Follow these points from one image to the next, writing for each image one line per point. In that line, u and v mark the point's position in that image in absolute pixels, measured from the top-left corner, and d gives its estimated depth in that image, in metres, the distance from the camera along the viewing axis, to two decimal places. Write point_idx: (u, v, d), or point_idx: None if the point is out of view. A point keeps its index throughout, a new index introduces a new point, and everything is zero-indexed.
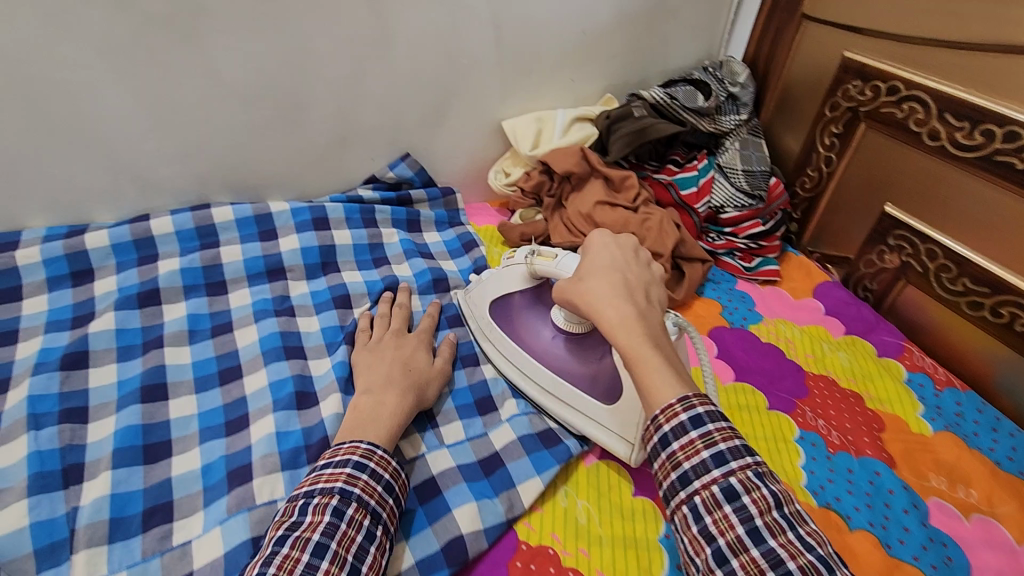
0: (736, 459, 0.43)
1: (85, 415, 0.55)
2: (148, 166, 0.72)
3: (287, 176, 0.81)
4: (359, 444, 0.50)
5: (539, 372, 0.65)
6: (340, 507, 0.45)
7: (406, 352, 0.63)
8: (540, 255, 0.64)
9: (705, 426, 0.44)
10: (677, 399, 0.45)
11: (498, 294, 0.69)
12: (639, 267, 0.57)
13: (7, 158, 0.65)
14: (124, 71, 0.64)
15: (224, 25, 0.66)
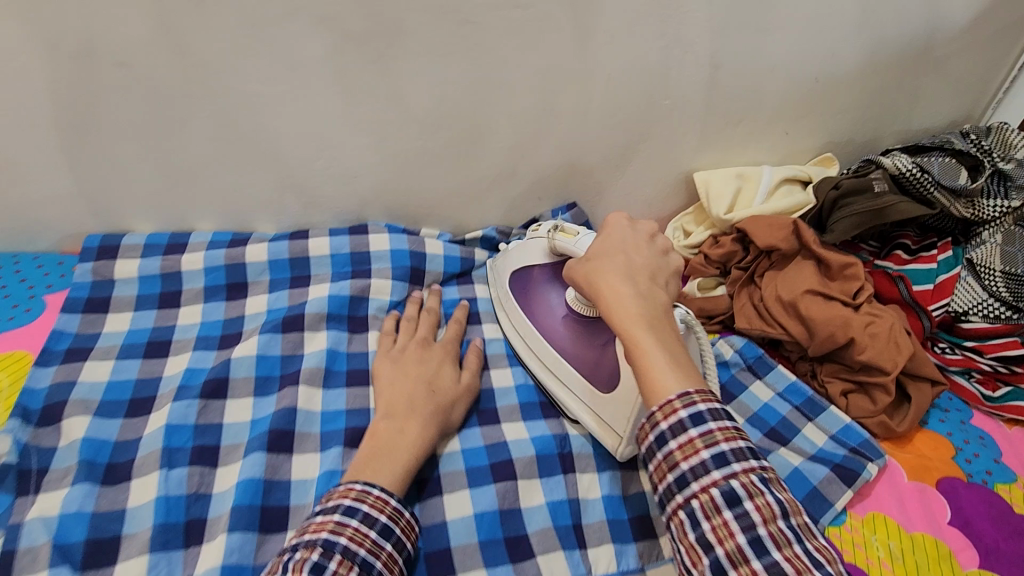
0: (739, 460, 0.39)
1: (216, 457, 0.53)
2: (316, 184, 0.68)
3: (449, 207, 0.74)
4: (354, 485, 0.46)
5: (546, 352, 0.61)
6: (320, 561, 0.40)
7: (433, 372, 0.58)
8: (562, 232, 0.60)
9: (705, 424, 0.41)
10: (678, 395, 0.42)
11: (519, 266, 0.65)
12: (653, 252, 0.51)
13: (187, 162, 0.64)
14: (309, 89, 0.60)
15: (418, 47, 0.59)
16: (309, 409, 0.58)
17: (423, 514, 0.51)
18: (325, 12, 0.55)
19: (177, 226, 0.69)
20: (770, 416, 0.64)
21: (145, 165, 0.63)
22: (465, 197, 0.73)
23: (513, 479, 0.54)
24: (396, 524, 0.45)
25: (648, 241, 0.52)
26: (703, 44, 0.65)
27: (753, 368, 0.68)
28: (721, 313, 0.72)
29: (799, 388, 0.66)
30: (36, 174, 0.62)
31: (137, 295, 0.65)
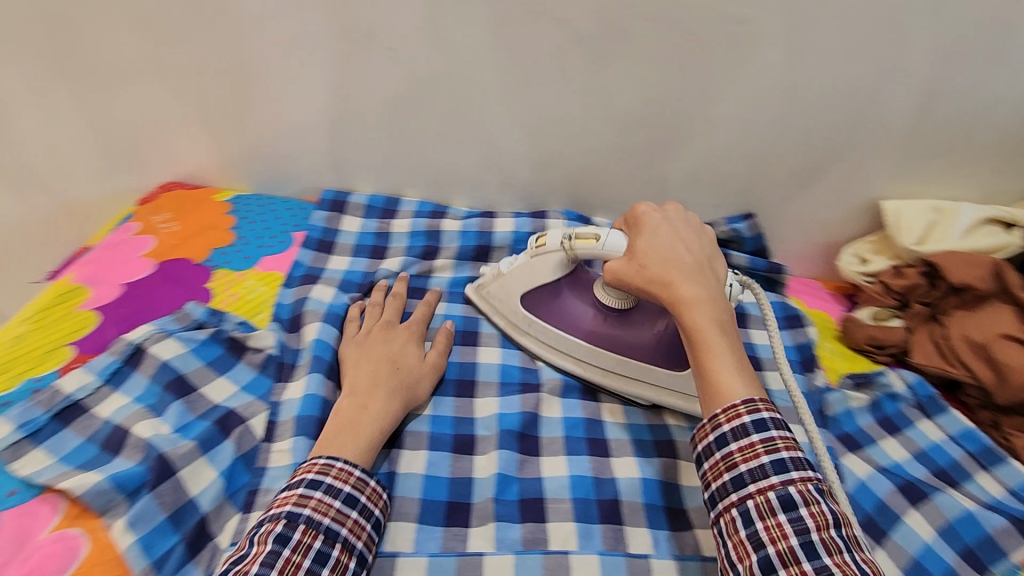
0: (796, 469, 0.44)
1: None
2: (515, 167, 0.76)
3: (626, 203, 0.79)
4: (318, 458, 0.48)
5: (601, 358, 0.61)
6: (285, 531, 0.43)
7: (394, 350, 0.60)
8: (578, 238, 0.59)
9: (767, 431, 0.45)
10: (742, 400, 0.47)
11: (527, 285, 0.64)
12: (702, 241, 0.57)
13: (413, 138, 0.74)
14: (531, 83, 0.68)
15: (637, 52, 0.64)
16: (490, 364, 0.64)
17: (595, 469, 0.54)
18: (564, 17, 0.62)
19: (390, 191, 0.81)
20: (938, 455, 0.62)
21: (379, 138, 0.74)
22: (643, 195, 0.78)
23: (676, 459, 0.56)
24: (362, 492, 0.48)
25: (684, 224, 0.58)
26: (921, 70, 0.64)
27: (923, 406, 0.66)
28: (894, 345, 0.70)
29: (975, 434, 0.63)
30: (295, 137, 0.75)
31: (355, 244, 0.77)
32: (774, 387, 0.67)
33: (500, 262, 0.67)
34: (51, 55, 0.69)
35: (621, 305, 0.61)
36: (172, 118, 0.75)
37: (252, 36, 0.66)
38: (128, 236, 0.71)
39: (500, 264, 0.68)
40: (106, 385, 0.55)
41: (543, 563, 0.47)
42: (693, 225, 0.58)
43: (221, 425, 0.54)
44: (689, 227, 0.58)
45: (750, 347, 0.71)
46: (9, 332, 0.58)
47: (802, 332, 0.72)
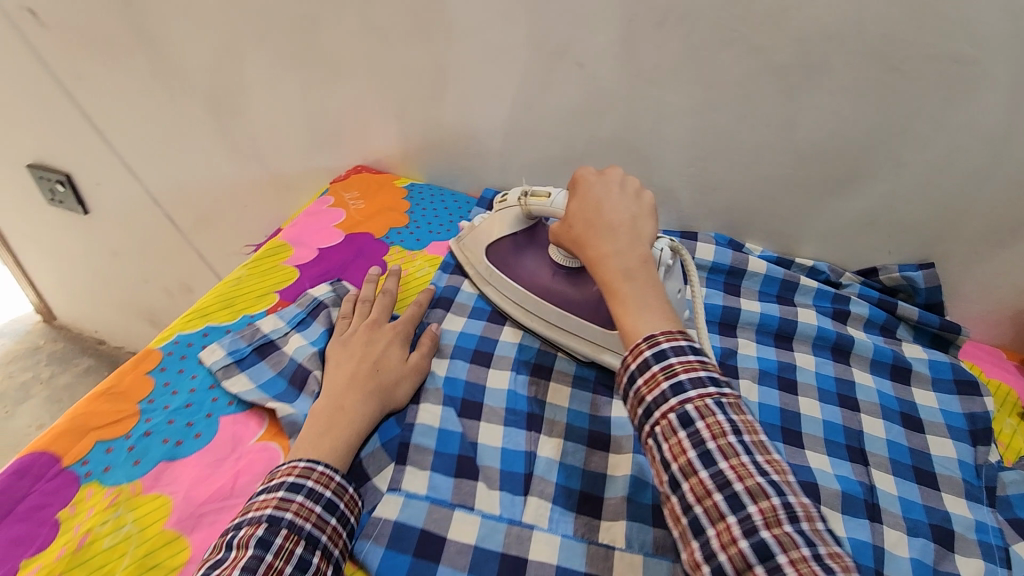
0: (694, 388, 0.43)
1: (549, 375, 0.62)
2: (675, 188, 0.77)
3: (785, 236, 0.77)
4: (298, 462, 0.47)
5: (545, 311, 0.64)
6: (267, 536, 0.42)
7: (378, 352, 0.57)
8: (533, 196, 0.64)
9: (682, 389, 0.43)
10: (656, 358, 0.44)
11: (489, 237, 0.68)
12: (630, 201, 0.56)
13: (581, 149, 0.78)
14: (712, 106, 0.69)
15: (832, 85, 0.63)
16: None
17: None
18: (761, 45, 0.63)
19: None
20: None
21: (549, 145, 0.79)
22: (806, 231, 0.76)
23: (818, 501, 0.54)
24: (341, 499, 0.46)
25: (622, 188, 0.57)
26: None
27: None
28: None
29: None
30: (473, 137, 0.82)
31: None
32: (937, 453, 0.61)
33: (478, 216, 0.72)
34: (288, 48, 0.82)
35: (576, 265, 0.65)
36: (371, 109, 0.85)
37: (456, 43, 0.74)
38: (326, 208, 0.81)
39: (474, 219, 0.73)
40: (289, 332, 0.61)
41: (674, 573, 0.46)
42: (634, 188, 0.57)
43: None
44: (625, 192, 0.56)
45: (912, 405, 0.65)
46: (232, 274, 0.69)
47: (977, 401, 0.65)
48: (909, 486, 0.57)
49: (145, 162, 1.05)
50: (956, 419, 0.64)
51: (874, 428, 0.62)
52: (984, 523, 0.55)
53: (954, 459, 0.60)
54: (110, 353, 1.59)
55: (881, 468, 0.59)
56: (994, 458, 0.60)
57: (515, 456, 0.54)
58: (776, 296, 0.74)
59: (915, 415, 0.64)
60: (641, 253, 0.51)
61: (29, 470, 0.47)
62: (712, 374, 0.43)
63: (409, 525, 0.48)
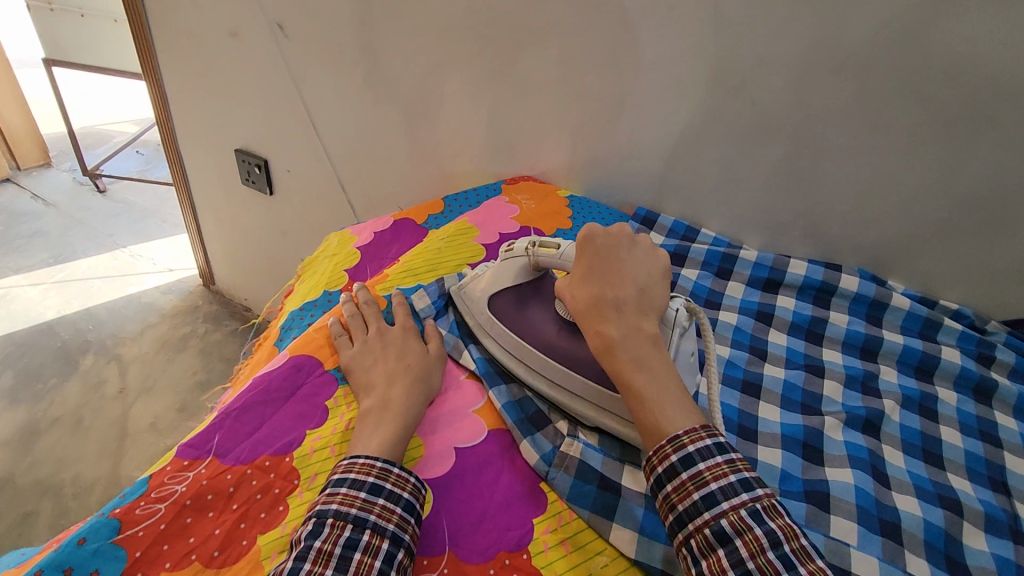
0: (727, 499, 0.45)
1: (758, 393, 0.69)
2: (824, 221, 0.84)
3: (931, 279, 0.81)
4: (343, 460, 0.50)
5: (566, 379, 0.62)
6: (314, 528, 0.44)
7: (400, 348, 0.61)
8: (541, 247, 0.65)
9: (718, 506, 0.45)
10: (668, 439, 0.48)
11: (496, 290, 0.67)
12: (630, 263, 0.60)
13: (738, 177, 0.86)
14: (874, 150, 0.76)
15: (1001, 140, 0.69)
16: (774, 376, 0.71)
17: (876, 490, 0.58)
18: (934, 98, 0.70)
19: (694, 219, 0.93)
20: None
21: (707, 171, 0.88)
22: (954, 275, 0.79)
23: (960, 517, 0.58)
24: (387, 480, 0.48)
25: (628, 244, 0.61)
26: None
27: None
28: None
29: None
30: (635, 157, 0.93)
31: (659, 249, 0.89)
32: None
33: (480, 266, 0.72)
34: (487, 70, 0.98)
35: None
36: (548, 126, 0.98)
37: (639, 76, 0.86)
38: (502, 203, 0.94)
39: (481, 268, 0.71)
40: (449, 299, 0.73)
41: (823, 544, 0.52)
42: (630, 236, 0.62)
43: None
44: (625, 249, 0.61)
45: None
46: (432, 243, 0.82)
47: None
48: None
49: (340, 154, 1.24)
50: None
51: (1018, 465, 0.64)
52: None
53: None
54: (254, 320, 1.80)
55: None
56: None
57: None
58: (919, 332, 0.77)
59: None
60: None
61: (303, 367, 0.60)
62: (743, 477, 0.46)
63: (591, 464, 0.56)
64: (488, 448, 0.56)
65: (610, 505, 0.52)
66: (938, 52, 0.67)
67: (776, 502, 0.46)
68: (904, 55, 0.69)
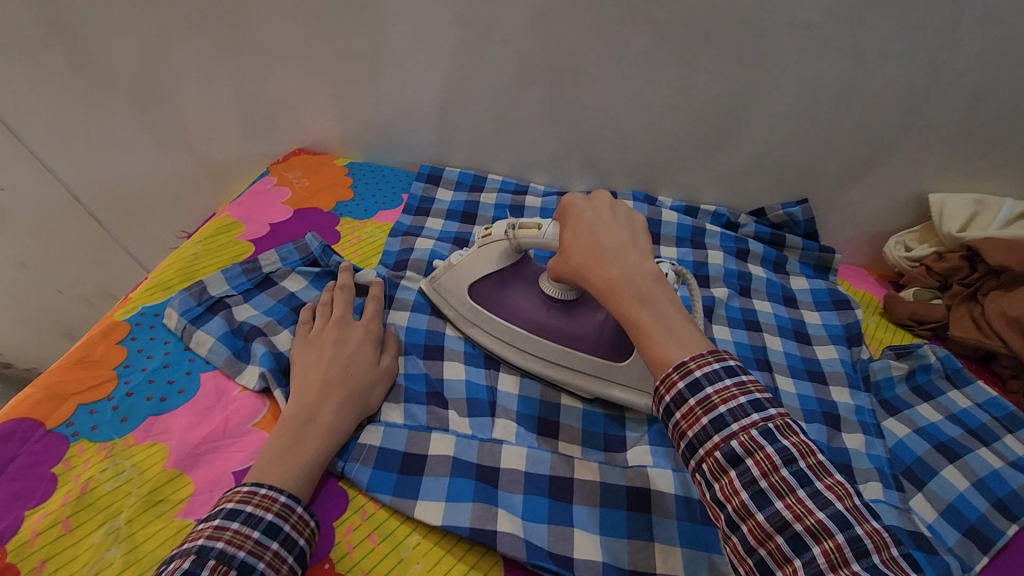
0: (711, 384, 0.43)
1: None
2: (594, 147, 0.87)
3: (691, 184, 0.89)
4: (241, 487, 0.44)
5: (544, 349, 0.63)
6: (194, 568, 0.38)
7: (349, 355, 0.57)
8: (522, 229, 0.61)
9: (702, 392, 0.43)
10: (674, 366, 0.44)
11: (472, 276, 0.65)
12: (621, 225, 0.55)
13: (510, 119, 0.86)
14: (620, 73, 0.79)
15: (718, 51, 0.75)
16: None
17: None
18: (656, 18, 0.73)
19: (480, 165, 0.92)
20: (970, 420, 0.67)
21: (480, 117, 0.87)
22: (708, 177, 0.87)
23: None
24: (286, 520, 0.43)
25: (612, 211, 0.56)
26: (970, 76, 0.72)
27: (951, 377, 0.71)
28: (934, 321, 0.77)
29: (1000, 402, 0.68)
30: (407, 111, 0.88)
31: (449, 209, 0.86)
32: (824, 357, 0.74)
33: (453, 255, 0.69)
34: (217, 35, 0.84)
35: (569, 296, 0.63)
36: (307, 90, 0.89)
37: (390, 25, 0.80)
38: (270, 186, 0.84)
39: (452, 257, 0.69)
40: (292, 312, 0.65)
41: (624, 473, 0.55)
42: (627, 209, 0.57)
43: None
44: (618, 211, 0.57)
45: (802, 323, 0.78)
46: (185, 249, 0.70)
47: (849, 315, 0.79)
48: (804, 385, 0.70)
49: (62, 160, 1.01)
50: (833, 329, 0.77)
51: (774, 342, 0.75)
52: (861, 407, 0.68)
53: (837, 358, 0.74)
54: (21, 375, 1.46)
55: (783, 372, 0.71)
56: (865, 355, 0.74)
57: (532, 401, 0.62)
58: (690, 241, 0.85)
59: (804, 330, 0.77)
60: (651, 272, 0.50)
61: (15, 435, 0.48)
62: (754, 399, 0.42)
63: (393, 449, 0.54)
64: None
65: (411, 492, 0.50)
66: None
67: (789, 420, 0.42)
68: None
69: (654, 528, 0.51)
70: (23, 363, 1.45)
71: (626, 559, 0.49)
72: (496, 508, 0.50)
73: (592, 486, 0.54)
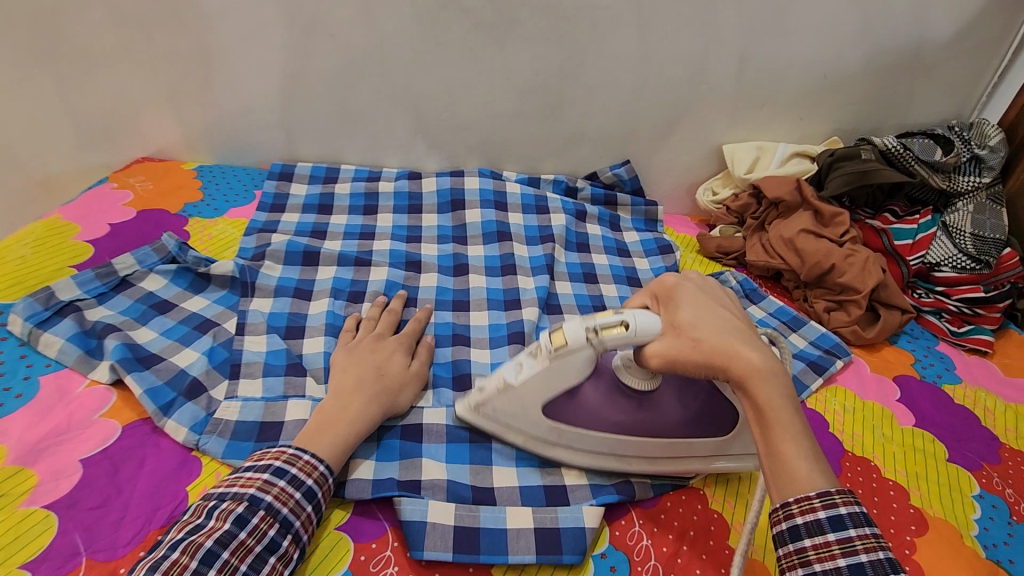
0: (855, 526, 0.40)
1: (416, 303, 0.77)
2: (437, 130, 0.94)
3: (531, 157, 0.98)
4: (286, 449, 0.51)
5: (645, 448, 0.58)
6: (245, 514, 0.45)
7: (384, 357, 0.63)
8: (602, 327, 0.51)
9: (846, 531, 0.40)
10: (817, 493, 0.41)
11: (547, 392, 0.56)
12: (729, 320, 0.50)
13: (352, 109, 0.90)
14: (447, 58, 0.86)
15: (527, 33, 0.84)
16: (428, 287, 0.79)
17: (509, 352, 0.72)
18: (467, 6, 0.81)
19: (334, 158, 0.96)
20: (763, 326, 0.81)
21: (323, 110, 0.90)
22: (544, 149, 0.97)
23: None
24: (293, 465, 0.50)
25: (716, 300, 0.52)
26: (733, 42, 0.86)
27: (749, 296, 0.85)
28: (735, 251, 0.91)
29: (785, 309, 0.83)
30: (251, 110, 0.90)
31: (303, 204, 0.89)
32: None
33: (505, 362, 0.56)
34: (34, 45, 0.82)
35: (651, 387, 0.57)
36: (141, 95, 0.88)
37: (215, 26, 0.82)
38: (110, 192, 0.83)
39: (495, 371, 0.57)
40: (141, 311, 0.66)
41: None
42: (723, 298, 0.53)
43: (199, 328, 0.66)
44: (719, 301, 0.52)
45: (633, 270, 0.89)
46: (13, 256, 0.69)
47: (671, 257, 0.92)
48: None
49: None
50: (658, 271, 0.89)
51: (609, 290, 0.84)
52: None
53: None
54: None
55: None
56: None
57: None
58: (534, 206, 0.94)
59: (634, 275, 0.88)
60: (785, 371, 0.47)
61: None
62: (895, 559, 0.39)
63: (247, 421, 0.57)
64: (126, 444, 0.53)
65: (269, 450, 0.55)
66: None
67: None
68: None
69: (494, 455, 0.61)
70: None
71: (468, 477, 0.58)
72: (355, 459, 0.57)
73: (439, 426, 0.62)
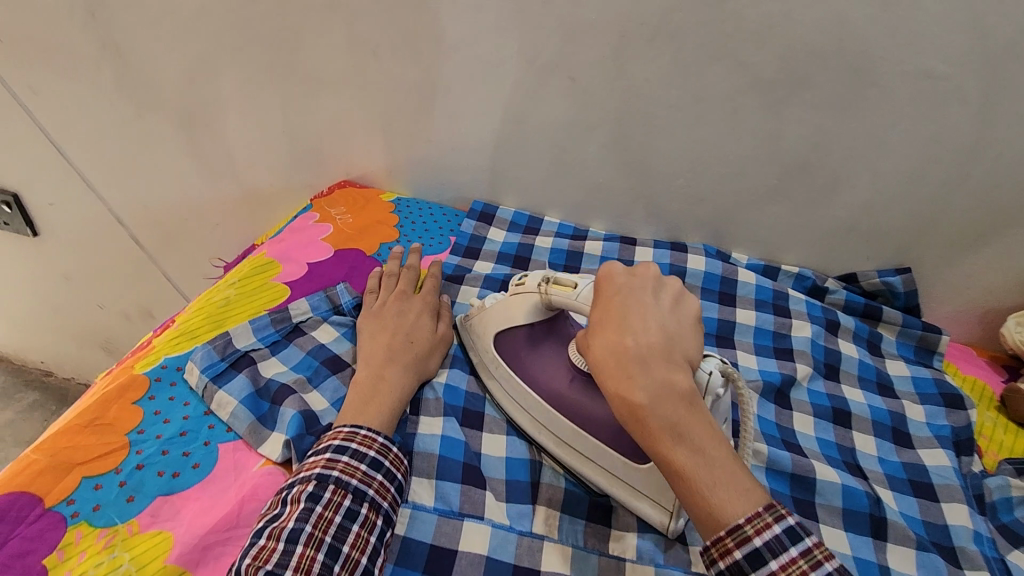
0: (756, 534, 0.38)
1: None
2: (662, 197, 0.79)
3: (771, 243, 0.79)
4: (342, 428, 0.49)
5: (557, 424, 0.56)
6: (316, 491, 0.44)
7: (411, 322, 0.61)
8: (556, 284, 0.56)
9: (749, 546, 0.38)
10: (746, 520, 0.38)
11: (501, 322, 0.60)
12: (663, 319, 0.46)
13: (571, 161, 0.79)
14: (700, 119, 0.70)
15: (814, 100, 0.66)
16: None
17: None
18: (748, 60, 0.64)
19: (536, 209, 0.85)
20: None
21: (538, 158, 0.80)
22: (792, 237, 0.77)
23: (814, 519, 0.55)
24: (351, 440, 0.48)
25: (655, 294, 0.47)
26: None
27: None
28: None
29: None
30: (461, 147, 0.82)
31: (500, 251, 0.80)
32: (932, 463, 0.61)
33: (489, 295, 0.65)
34: (270, 60, 0.80)
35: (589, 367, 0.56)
36: (356, 120, 0.84)
37: (449, 57, 0.74)
38: (312, 222, 0.79)
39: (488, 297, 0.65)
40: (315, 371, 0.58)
41: None
42: (669, 296, 0.48)
43: None
44: (656, 300, 0.47)
45: (902, 417, 0.66)
46: (218, 294, 0.66)
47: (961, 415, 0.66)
48: (907, 502, 0.58)
49: (107, 179, 1.01)
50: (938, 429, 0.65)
51: (867, 445, 0.63)
52: (981, 533, 0.55)
53: (949, 467, 0.60)
54: (61, 385, 1.48)
55: (881, 483, 0.59)
56: (976, 467, 0.62)
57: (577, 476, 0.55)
58: (772, 304, 0.74)
59: (904, 428, 0.65)
60: (682, 390, 0.42)
61: (9, 514, 0.44)
62: (788, 525, 0.38)
63: (420, 540, 0.48)
64: None
65: None
66: (748, 9, 0.61)
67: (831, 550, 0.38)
68: (718, 14, 0.62)
69: None
70: (63, 373, 1.47)
71: None
72: None
73: None
